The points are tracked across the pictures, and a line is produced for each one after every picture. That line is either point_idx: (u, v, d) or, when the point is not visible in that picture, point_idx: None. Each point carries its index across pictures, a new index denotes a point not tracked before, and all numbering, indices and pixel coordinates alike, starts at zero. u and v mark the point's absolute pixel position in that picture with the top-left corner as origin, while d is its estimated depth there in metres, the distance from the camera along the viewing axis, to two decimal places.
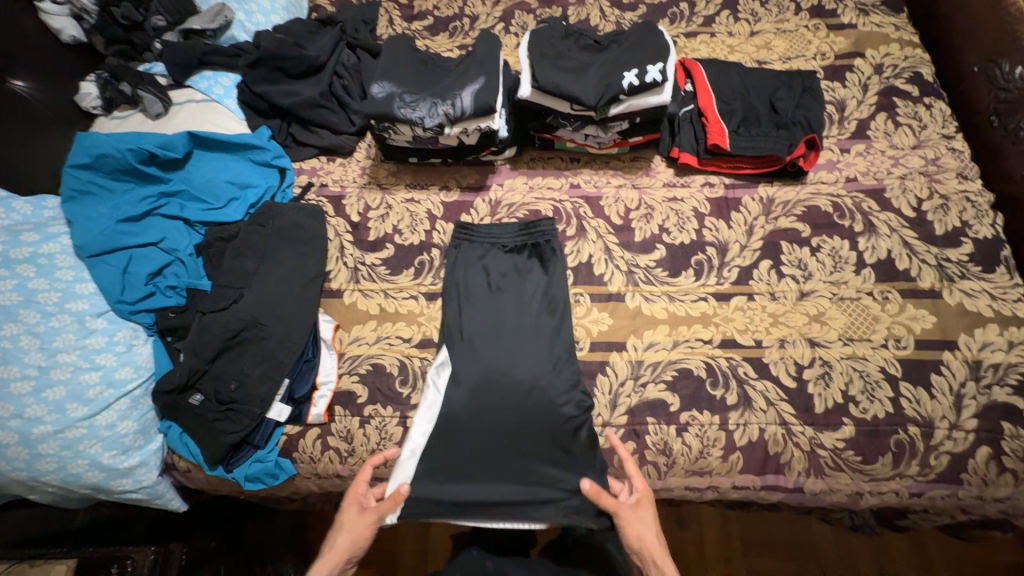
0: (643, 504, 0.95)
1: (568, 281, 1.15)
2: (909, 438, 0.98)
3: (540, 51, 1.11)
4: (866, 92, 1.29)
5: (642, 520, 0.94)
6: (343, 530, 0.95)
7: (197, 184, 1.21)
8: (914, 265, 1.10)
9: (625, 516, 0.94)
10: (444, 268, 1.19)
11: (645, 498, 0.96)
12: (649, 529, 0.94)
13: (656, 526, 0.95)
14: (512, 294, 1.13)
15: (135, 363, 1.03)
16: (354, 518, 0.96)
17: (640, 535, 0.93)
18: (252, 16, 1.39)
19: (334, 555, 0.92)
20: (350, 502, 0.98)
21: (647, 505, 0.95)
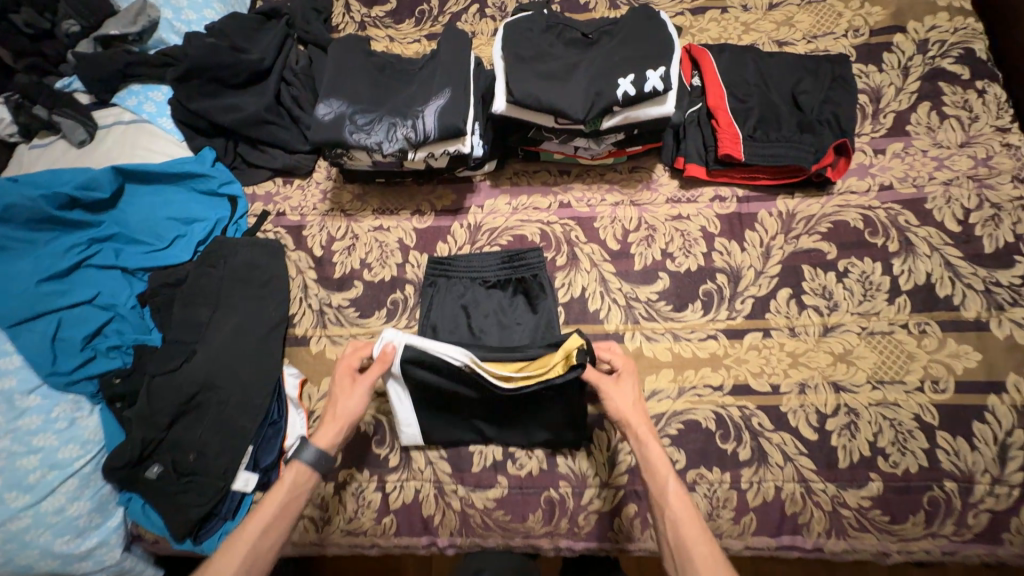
0: (624, 375, 0.89)
1: (559, 313, 1.03)
2: (945, 495, 0.87)
3: (517, 53, 0.92)
4: (906, 76, 1.10)
5: (620, 389, 0.86)
6: (342, 396, 0.88)
7: (136, 225, 1.08)
8: (957, 291, 0.95)
9: (603, 385, 0.87)
10: (422, 295, 1.06)
11: (627, 368, 0.89)
12: (631, 399, 0.85)
13: (638, 398, 0.86)
14: (500, 321, 1.02)
15: (82, 438, 0.93)
16: (348, 388, 0.89)
17: (616, 406, 0.84)
18: (181, 13, 1.20)
19: (337, 423, 0.86)
20: (342, 374, 0.90)
21: (628, 378, 0.88)
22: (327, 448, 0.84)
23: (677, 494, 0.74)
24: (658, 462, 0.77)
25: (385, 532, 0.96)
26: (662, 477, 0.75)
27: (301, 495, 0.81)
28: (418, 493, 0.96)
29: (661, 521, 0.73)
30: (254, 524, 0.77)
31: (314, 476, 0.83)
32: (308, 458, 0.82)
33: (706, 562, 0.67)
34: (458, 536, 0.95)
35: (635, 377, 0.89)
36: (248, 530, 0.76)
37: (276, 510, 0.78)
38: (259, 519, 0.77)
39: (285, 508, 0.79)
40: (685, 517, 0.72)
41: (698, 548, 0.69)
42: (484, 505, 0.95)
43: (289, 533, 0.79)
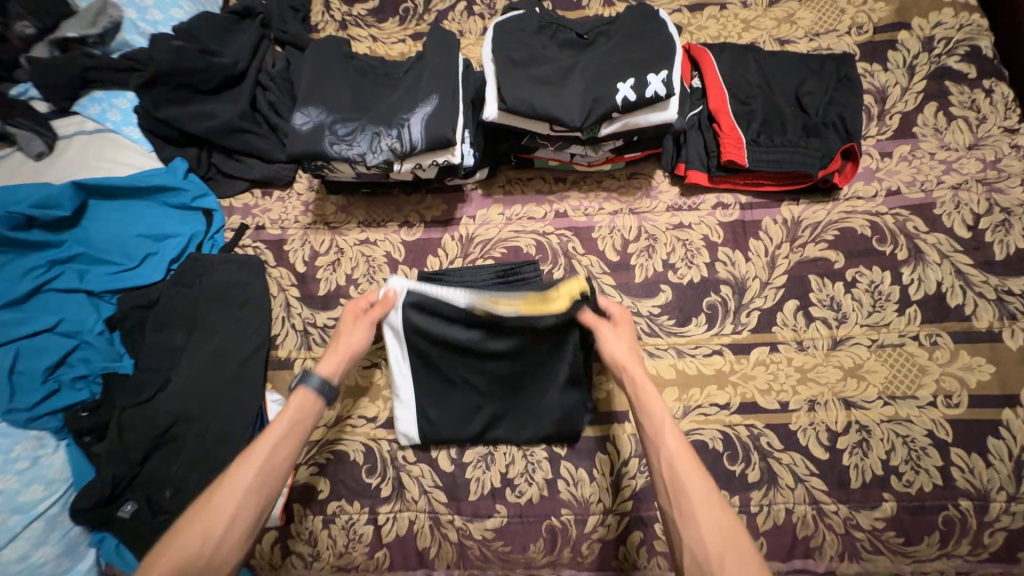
0: (620, 324, 0.84)
1: None
2: (960, 515, 0.84)
3: (508, 56, 0.86)
4: (911, 76, 1.06)
5: (615, 335, 0.81)
6: (347, 333, 0.85)
7: (99, 245, 1.00)
8: (969, 301, 0.92)
9: (601, 330, 0.82)
10: None
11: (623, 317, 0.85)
12: (628, 345, 0.80)
13: (633, 344, 0.81)
14: None
15: (46, 478, 0.86)
16: (351, 326, 0.86)
17: (612, 351, 0.79)
18: (146, 13, 1.12)
19: (342, 355, 0.83)
20: (348, 314, 0.87)
21: (624, 326, 0.83)
22: (327, 377, 0.80)
23: (671, 430, 0.67)
24: (652, 399, 0.71)
25: (378, 567, 0.90)
26: (655, 414, 0.69)
27: (307, 419, 0.77)
28: (413, 524, 0.91)
29: (654, 457, 0.67)
30: (257, 446, 0.71)
31: (319, 403, 0.78)
32: (313, 382, 0.79)
33: (703, 499, 0.61)
34: (456, 569, 0.90)
35: (630, 325, 0.84)
36: (254, 454, 0.71)
37: (282, 430, 0.73)
38: (268, 438, 0.72)
39: (292, 431, 0.74)
40: (681, 452, 0.65)
41: (693, 482, 0.63)
42: (483, 536, 0.90)
43: (299, 453, 0.74)
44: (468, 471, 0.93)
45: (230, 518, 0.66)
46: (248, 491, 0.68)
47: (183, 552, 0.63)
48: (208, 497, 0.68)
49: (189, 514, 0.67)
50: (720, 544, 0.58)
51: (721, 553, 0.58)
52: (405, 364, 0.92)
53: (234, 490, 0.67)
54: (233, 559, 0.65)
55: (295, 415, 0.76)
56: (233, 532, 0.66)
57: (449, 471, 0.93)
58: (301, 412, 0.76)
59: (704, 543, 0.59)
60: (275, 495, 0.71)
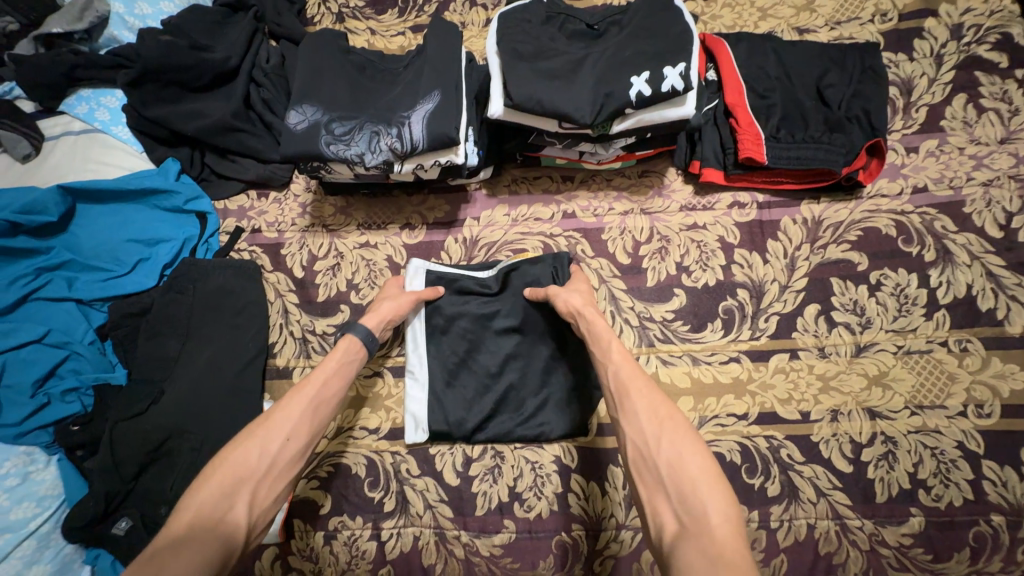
0: (574, 279, 0.88)
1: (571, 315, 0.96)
2: (992, 531, 0.80)
3: (514, 49, 0.81)
4: (939, 66, 1.00)
5: (571, 286, 0.85)
6: (390, 297, 0.88)
7: (90, 250, 0.97)
8: (1001, 305, 0.87)
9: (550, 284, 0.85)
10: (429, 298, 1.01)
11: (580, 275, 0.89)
12: (581, 290, 0.83)
13: (586, 288, 0.84)
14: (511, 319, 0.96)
15: (37, 494, 0.83)
16: (394, 293, 0.90)
17: (567, 299, 0.80)
18: (134, 7, 1.07)
19: (383, 312, 0.85)
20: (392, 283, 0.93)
21: (577, 278, 0.88)
22: (370, 329, 0.82)
23: (616, 347, 0.70)
24: (600, 326, 0.74)
25: None
26: (603, 337, 0.72)
27: (357, 361, 0.80)
28: (418, 540, 0.88)
29: (603, 373, 0.69)
30: (308, 382, 0.74)
31: (364, 351, 0.81)
32: (361, 331, 0.81)
33: (647, 398, 0.63)
34: None
35: (585, 281, 0.87)
36: (305, 387, 0.73)
37: (332, 367, 0.76)
38: (318, 374, 0.75)
39: (343, 368, 0.77)
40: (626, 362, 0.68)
41: (636, 385, 0.65)
42: (490, 552, 0.86)
43: (349, 388, 0.78)
44: (474, 485, 0.89)
45: (285, 438, 0.68)
46: (304, 415, 0.71)
47: (239, 466, 0.64)
48: (265, 418, 0.69)
49: (236, 439, 0.67)
50: (659, 431, 0.59)
51: (658, 439, 0.59)
52: (422, 343, 0.92)
53: (290, 415, 0.70)
54: (290, 475, 0.68)
55: (340, 357, 0.78)
56: (288, 453, 0.68)
57: (454, 485, 0.89)
58: (347, 352, 0.79)
59: (644, 433, 0.60)
60: (325, 423, 0.74)
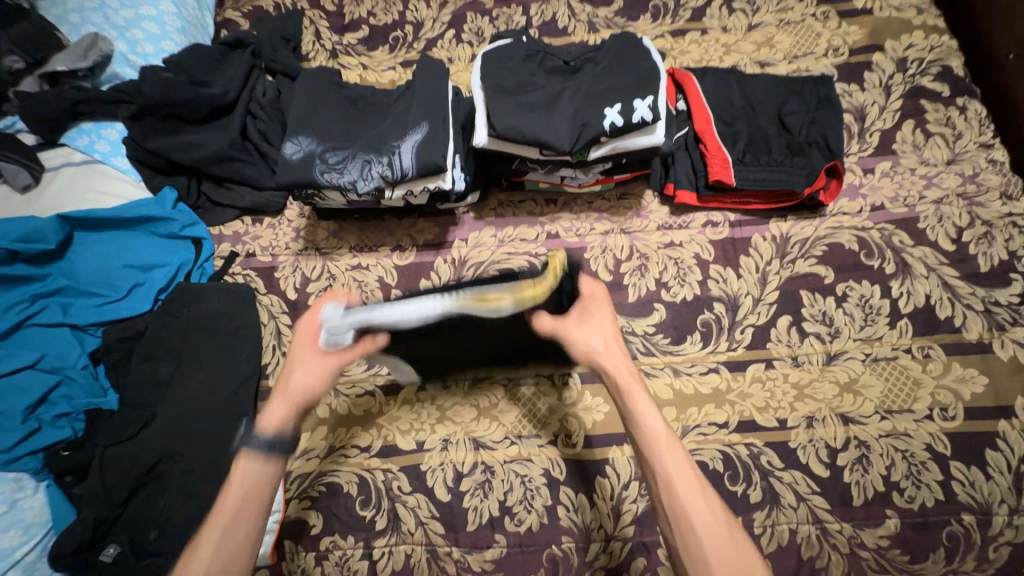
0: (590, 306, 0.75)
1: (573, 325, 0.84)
2: (964, 530, 0.83)
3: (497, 84, 0.88)
4: (888, 95, 1.09)
5: (590, 326, 0.73)
6: (298, 369, 0.71)
7: (86, 276, 0.99)
8: (958, 313, 0.93)
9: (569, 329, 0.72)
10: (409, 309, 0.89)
11: (599, 299, 0.75)
12: (605, 339, 0.71)
13: (614, 334, 0.72)
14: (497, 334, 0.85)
15: (24, 522, 0.83)
16: (307, 359, 0.72)
17: (588, 346, 0.71)
18: (137, 46, 1.13)
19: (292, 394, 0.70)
20: (301, 342, 0.73)
21: (598, 311, 0.74)
22: (277, 430, 0.68)
23: (664, 439, 0.63)
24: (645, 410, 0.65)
25: None
26: (650, 428, 0.63)
27: (263, 484, 0.65)
28: (409, 558, 0.88)
29: (652, 472, 0.62)
30: (206, 532, 0.62)
31: (271, 465, 0.66)
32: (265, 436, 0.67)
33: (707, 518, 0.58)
34: None
35: (608, 305, 0.75)
36: (205, 541, 0.62)
37: (230, 510, 0.63)
38: (214, 522, 0.63)
39: (244, 507, 0.64)
40: (680, 467, 0.61)
41: (694, 500, 0.59)
42: (482, 568, 0.87)
43: (264, 522, 0.65)
44: (464, 500, 0.90)
45: None
46: None
47: None
48: None
49: None
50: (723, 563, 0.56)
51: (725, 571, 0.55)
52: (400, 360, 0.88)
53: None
54: None
55: (240, 490, 0.64)
56: None
57: (445, 501, 0.91)
58: (243, 482, 0.64)
59: (708, 564, 0.56)
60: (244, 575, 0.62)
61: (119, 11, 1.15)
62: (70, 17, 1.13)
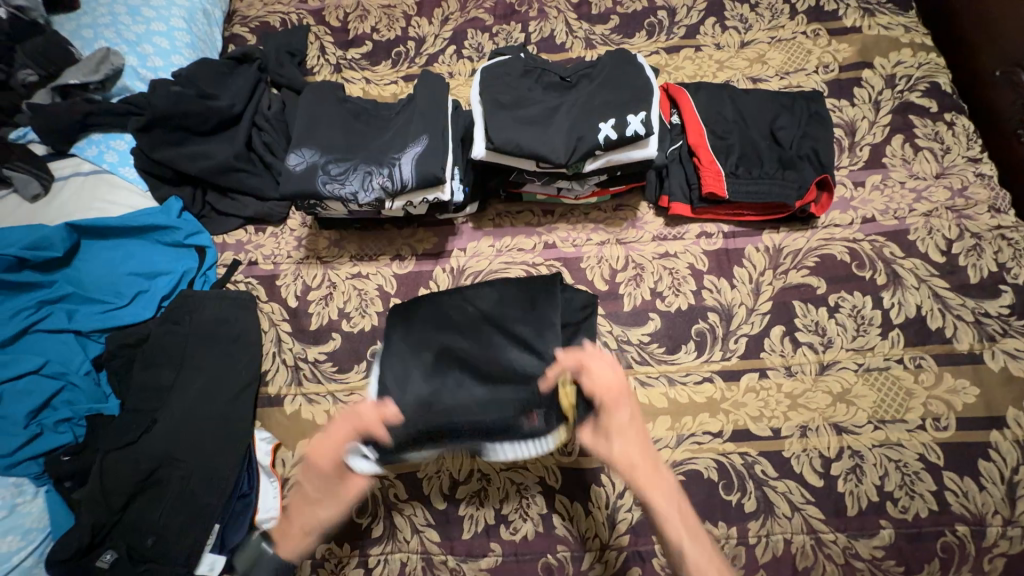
0: (613, 412, 0.80)
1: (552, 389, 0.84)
2: (959, 541, 0.83)
3: (495, 98, 0.90)
4: (877, 110, 1.12)
5: (617, 426, 0.79)
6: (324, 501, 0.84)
7: (90, 284, 1.01)
8: (948, 323, 0.94)
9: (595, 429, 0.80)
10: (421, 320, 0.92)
11: (622, 392, 0.80)
12: (631, 446, 0.79)
13: (640, 432, 0.80)
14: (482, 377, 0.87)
15: (23, 527, 0.84)
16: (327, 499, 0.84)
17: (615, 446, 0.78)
18: (147, 60, 1.17)
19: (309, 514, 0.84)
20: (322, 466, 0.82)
21: (623, 409, 0.80)
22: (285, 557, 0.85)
23: (690, 542, 0.73)
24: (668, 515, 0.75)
25: None
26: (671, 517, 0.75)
27: None
28: (405, 566, 0.88)
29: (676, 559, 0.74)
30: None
31: None
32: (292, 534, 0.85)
33: None
34: None
35: (631, 403, 0.81)
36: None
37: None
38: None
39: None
40: (703, 566, 0.72)
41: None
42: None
43: None
44: (461, 508, 0.91)
45: None
46: None
47: None
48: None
49: None
50: None
51: None
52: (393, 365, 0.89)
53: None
54: None
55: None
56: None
57: (441, 509, 0.91)
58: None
59: None
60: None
61: (131, 27, 1.19)
62: (83, 32, 1.17)
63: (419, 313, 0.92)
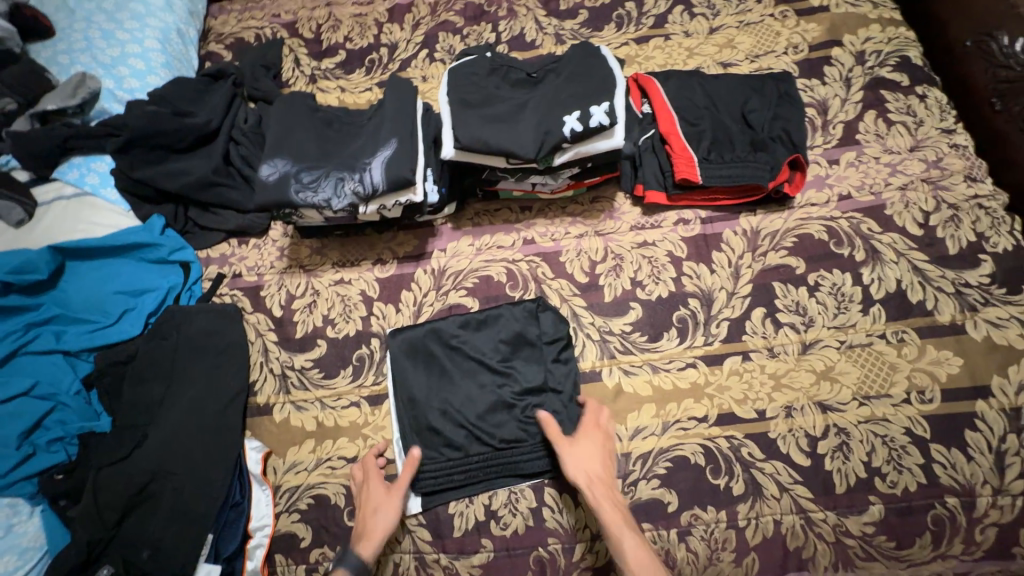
0: (587, 433, 0.88)
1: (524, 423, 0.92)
2: (949, 512, 0.83)
3: (462, 99, 0.92)
4: (849, 87, 1.12)
5: (579, 447, 0.86)
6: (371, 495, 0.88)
7: (78, 304, 1.02)
8: (929, 296, 0.94)
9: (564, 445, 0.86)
10: (423, 337, 0.99)
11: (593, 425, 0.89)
12: (592, 464, 0.85)
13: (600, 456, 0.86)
14: (468, 401, 0.94)
15: (19, 547, 0.85)
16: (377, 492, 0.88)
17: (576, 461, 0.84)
18: (124, 82, 1.19)
19: (376, 535, 0.83)
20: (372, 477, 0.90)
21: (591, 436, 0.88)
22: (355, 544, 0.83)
23: (632, 547, 0.76)
24: (616, 524, 0.78)
25: None
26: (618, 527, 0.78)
27: None
28: (398, 566, 0.89)
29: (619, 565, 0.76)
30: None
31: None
32: (353, 563, 0.81)
33: None
34: None
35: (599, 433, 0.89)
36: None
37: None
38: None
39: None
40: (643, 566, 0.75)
41: None
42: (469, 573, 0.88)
43: None
44: (450, 506, 0.91)
45: None
46: None
47: None
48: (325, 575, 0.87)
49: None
50: None
51: None
52: (404, 367, 0.98)
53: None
54: None
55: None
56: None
57: (431, 508, 0.91)
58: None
59: None
60: None
61: (106, 51, 1.21)
62: (59, 58, 1.20)
63: (412, 365, 0.98)
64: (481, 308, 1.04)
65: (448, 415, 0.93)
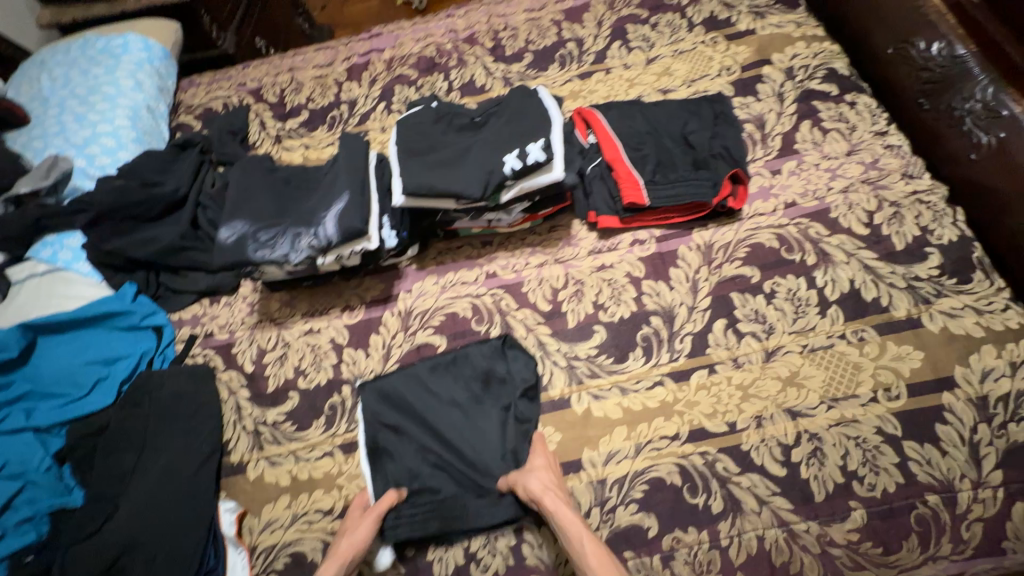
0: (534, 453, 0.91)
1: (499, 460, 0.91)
2: (932, 511, 0.81)
3: (409, 149, 0.97)
4: (782, 101, 1.18)
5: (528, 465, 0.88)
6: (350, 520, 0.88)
7: (49, 379, 1.03)
8: (883, 293, 0.96)
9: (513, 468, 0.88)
10: (395, 381, 1.00)
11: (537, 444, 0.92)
12: (547, 476, 0.85)
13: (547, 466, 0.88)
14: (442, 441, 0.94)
15: None
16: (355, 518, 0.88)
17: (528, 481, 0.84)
18: (95, 159, 1.24)
19: (341, 553, 0.83)
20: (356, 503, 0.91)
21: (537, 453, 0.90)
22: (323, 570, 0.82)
23: (592, 550, 0.76)
24: (573, 525, 0.79)
25: None
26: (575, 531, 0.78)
27: None
28: None
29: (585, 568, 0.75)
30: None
31: None
32: None
33: None
34: None
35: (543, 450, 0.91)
36: None
37: None
38: None
39: None
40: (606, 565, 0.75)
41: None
42: None
43: None
44: (428, 553, 0.89)
45: None
46: None
47: None
48: None
49: None
50: None
51: None
52: (378, 412, 0.98)
53: None
54: None
55: None
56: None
57: (409, 556, 0.90)
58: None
59: None
60: None
61: (78, 132, 1.27)
62: (34, 143, 1.26)
63: (387, 410, 0.98)
64: (449, 346, 1.05)
65: (425, 456, 0.94)
